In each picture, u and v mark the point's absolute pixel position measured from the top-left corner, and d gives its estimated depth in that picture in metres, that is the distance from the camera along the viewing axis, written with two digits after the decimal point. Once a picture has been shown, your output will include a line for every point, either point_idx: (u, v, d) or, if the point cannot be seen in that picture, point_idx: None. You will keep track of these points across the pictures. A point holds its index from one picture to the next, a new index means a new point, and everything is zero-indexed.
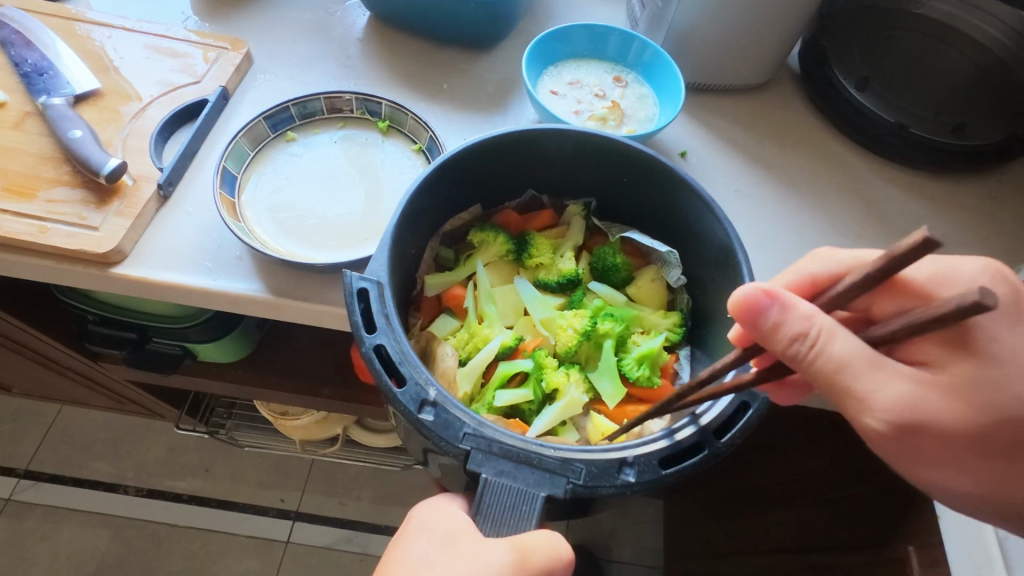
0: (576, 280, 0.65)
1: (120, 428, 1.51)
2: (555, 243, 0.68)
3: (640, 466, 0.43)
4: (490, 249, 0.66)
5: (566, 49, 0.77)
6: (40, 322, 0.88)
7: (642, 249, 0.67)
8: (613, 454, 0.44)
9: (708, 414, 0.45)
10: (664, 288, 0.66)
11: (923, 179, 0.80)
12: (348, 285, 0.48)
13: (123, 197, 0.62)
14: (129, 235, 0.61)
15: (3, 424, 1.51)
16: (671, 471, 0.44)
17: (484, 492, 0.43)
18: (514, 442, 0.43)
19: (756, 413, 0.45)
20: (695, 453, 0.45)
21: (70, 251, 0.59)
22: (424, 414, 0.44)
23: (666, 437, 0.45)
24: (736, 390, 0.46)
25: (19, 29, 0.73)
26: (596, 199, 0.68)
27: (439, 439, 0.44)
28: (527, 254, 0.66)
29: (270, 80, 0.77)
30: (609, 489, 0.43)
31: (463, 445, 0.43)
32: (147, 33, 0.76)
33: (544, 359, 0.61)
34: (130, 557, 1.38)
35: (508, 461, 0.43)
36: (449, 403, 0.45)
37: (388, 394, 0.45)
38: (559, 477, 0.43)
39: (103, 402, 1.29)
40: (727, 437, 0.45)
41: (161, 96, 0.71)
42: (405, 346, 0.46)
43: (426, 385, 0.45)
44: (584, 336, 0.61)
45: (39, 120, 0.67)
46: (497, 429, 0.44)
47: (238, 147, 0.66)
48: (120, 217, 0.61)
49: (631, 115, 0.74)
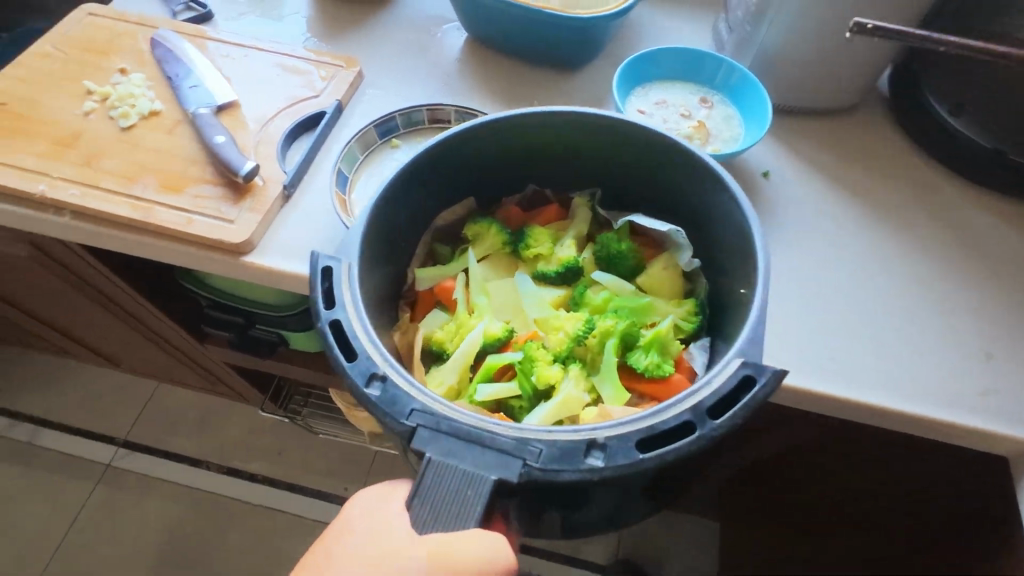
0: (575, 267, 0.70)
1: (207, 409, 1.65)
2: (554, 234, 0.74)
3: (618, 449, 0.46)
4: (484, 241, 0.74)
5: (655, 70, 0.80)
6: (161, 304, 1.00)
7: (654, 237, 0.73)
8: (583, 435, 0.47)
9: (697, 396, 0.48)
10: (676, 272, 0.70)
11: (1018, 207, 0.78)
12: (315, 263, 0.54)
13: (255, 196, 0.71)
14: (258, 228, 0.69)
15: (108, 396, 1.68)
16: (647, 455, 0.46)
17: (426, 469, 0.45)
18: (463, 422, 0.47)
19: (763, 389, 0.48)
20: (688, 430, 0.47)
21: (212, 241, 0.68)
22: (372, 387, 0.49)
23: (655, 414, 0.48)
24: (739, 362, 0.49)
25: (172, 48, 0.84)
26: (601, 189, 0.75)
27: (386, 413, 0.48)
28: (523, 245, 0.73)
29: (377, 94, 0.84)
30: (572, 473, 0.45)
31: (409, 421, 0.47)
32: (275, 53, 0.86)
33: (533, 352, 0.64)
34: (209, 528, 1.50)
35: (457, 440, 0.46)
36: (397, 379, 0.49)
37: (340, 368, 0.49)
38: (514, 459, 0.46)
39: (197, 382, 1.42)
40: (721, 419, 0.47)
41: (288, 108, 0.80)
42: (359, 322, 0.51)
43: (377, 361, 0.49)
44: (574, 338, 0.65)
45: (188, 127, 0.77)
46: (446, 409, 0.48)
47: (351, 152, 0.74)
48: (253, 213, 0.69)
49: (716, 134, 0.76)
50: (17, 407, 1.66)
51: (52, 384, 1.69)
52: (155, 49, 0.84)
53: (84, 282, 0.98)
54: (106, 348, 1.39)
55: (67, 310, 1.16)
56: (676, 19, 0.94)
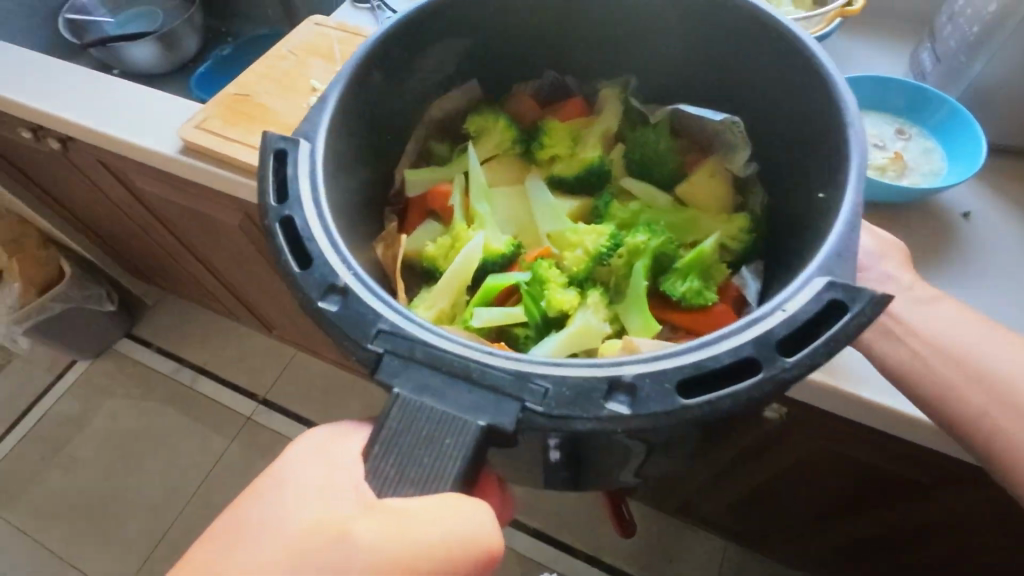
0: (594, 167, 0.81)
1: (334, 381, 1.82)
2: (570, 135, 0.84)
3: (653, 390, 0.44)
4: (489, 137, 0.84)
5: (850, 96, 0.77)
6: None
7: (692, 136, 0.82)
8: (605, 375, 0.45)
9: (750, 336, 0.46)
10: (721, 180, 0.80)
11: None
12: (269, 146, 0.54)
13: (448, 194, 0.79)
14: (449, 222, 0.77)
15: (254, 356, 1.90)
16: (689, 400, 0.44)
17: (393, 414, 0.45)
18: (439, 351, 0.47)
19: (850, 321, 0.45)
20: (751, 370, 0.45)
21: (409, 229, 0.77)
22: (330, 301, 0.48)
23: (707, 350, 0.46)
24: (827, 286, 0.46)
25: None
26: (632, 80, 0.84)
27: (348, 330, 0.47)
28: (542, 144, 0.83)
29: None
30: (588, 421, 0.44)
31: (377, 344, 0.47)
32: None
33: (548, 275, 0.72)
34: None
35: (435, 373, 0.46)
36: (357, 295, 0.48)
37: (294, 278, 0.49)
38: (513, 398, 0.45)
39: (335, 355, 1.57)
40: (793, 356, 0.45)
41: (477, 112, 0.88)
42: (311, 225, 0.51)
43: (335, 273, 0.49)
44: (596, 258, 0.73)
45: None
46: (417, 334, 0.47)
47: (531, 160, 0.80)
48: None
49: (914, 167, 0.73)
50: (183, 353, 1.93)
51: (212, 336, 1.95)
52: None
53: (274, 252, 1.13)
54: (266, 314, 1.57)
55: (249, 276, 1.33)
56: (861, 54, 0.92)
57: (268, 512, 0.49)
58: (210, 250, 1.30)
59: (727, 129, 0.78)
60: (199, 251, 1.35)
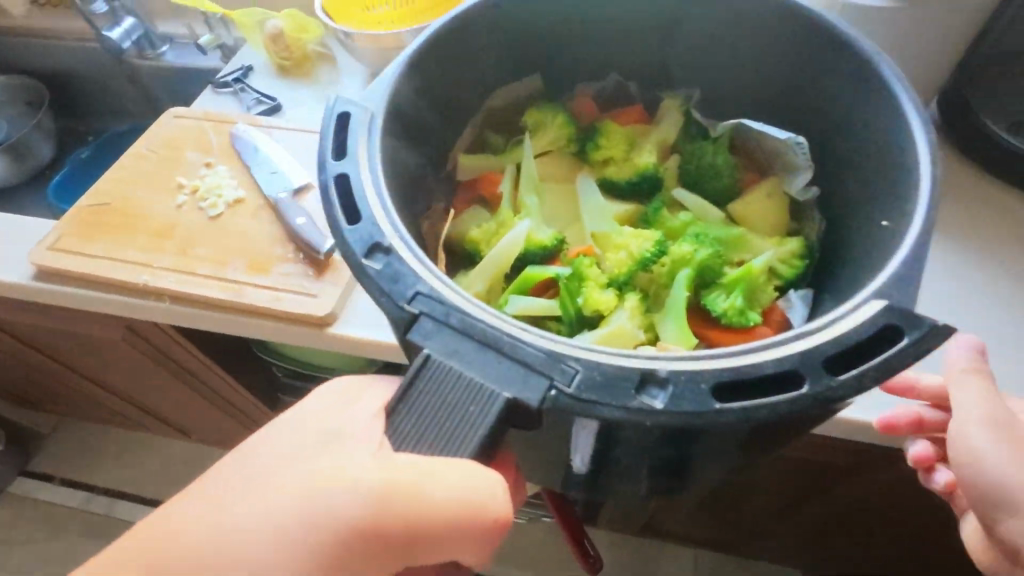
0: (646, 174, 0.80)
1: None
2: (627, 139, 0.83)
3: (688, 390, 0.44)
4: (547, 132, 0.84)
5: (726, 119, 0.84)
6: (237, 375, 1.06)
7: (763, 146, 0.79)
8: (636, 365, 0.44)
9: (796, 346, 0.46)
10: (786, 200, 0.78)
11: None
12: (333, 106, 0.57)
13: (334, 270, 0.75)
14: (340, 300, 0.73)
15: (178, 465, 1.73)
16: (728, 407, 0.43)
17: (416, 373, 0.45)
18: (478, 322, 0.47)
19: (891, 360, 0.44)
20: (795, 383, 0.44)
21: (298, 316, 0.72)
22: (374, 259, 0.49)
23: (754, 357, 0.45)
24: (880, 313, 0.46)
25: (249, 140, 0.91)
26: (696, 93, 0.85)
27: (381, 285, 0.48)
28: (597, 143, 0.82)
29: None
30: (615, 409, 0.43)
31: (412, 307, 0.47)
32: None
33: (584, 270, 0.71)
34: None
35: (467, 341, 0.46)
36: (401, 256, 0.49)
37: (339, 229, 0.50)
38: (544, 378, 0.44)
39: None
40: (841, 375, 0.44)
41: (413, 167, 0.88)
42: (366, 180, 0.53)
43: (383, 234, 0.50)
44: (639, 263, 0.71)
45: (268, 210, 0.82)
46: (456, 302, 0.47)
47: None
48: (334, 286, 0.74)
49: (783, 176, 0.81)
50: (96, 479, 1.73)
51: (126, 453, 1.76)
52: (233, 141, 0.92)
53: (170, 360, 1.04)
54: (180, 420, 1.43)
55: (155, 393, 1.22)
56: None
57: (236, 515, 0.49)
58: (101, 370, 1.19)
59: (791, 149, 0.75)
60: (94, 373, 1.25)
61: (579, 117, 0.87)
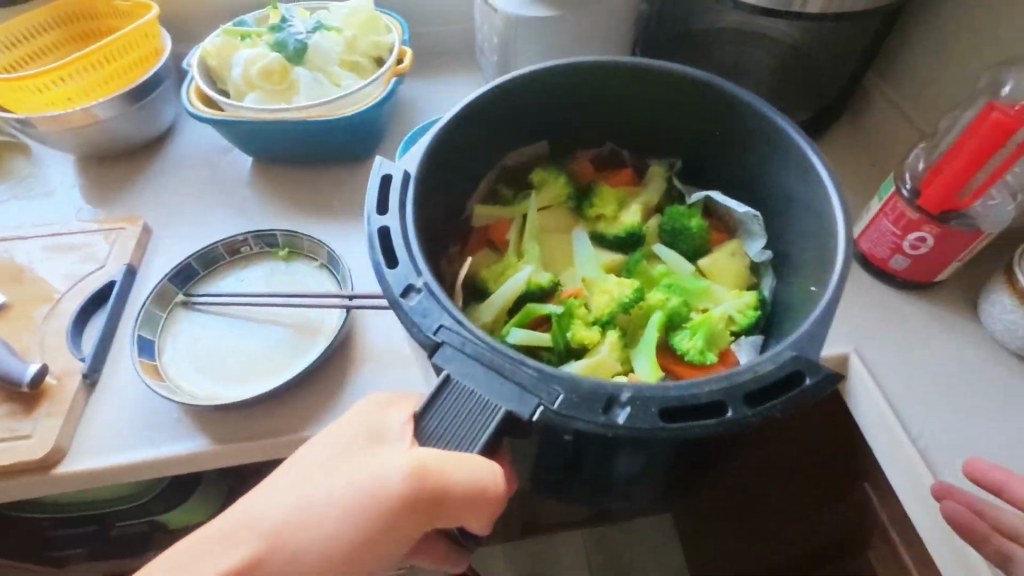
0: (636, 232, 0.73)
1: None
2: (622, 198, 0.78)
3: (643, 408, 0.42)
4: (552, 189, 0.78)
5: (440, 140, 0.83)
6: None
7: (726, 220, 0.76)
8: (613, 387, 0.43)
9: (729, 374, 0.44)
10: (745, 267, 0.72)
11: None
12: (378, 169, 0.56)
13: (51, 397, 0.64)
14: (63, 431, 0.62)
15: None
16: (670, 424, 0.42)
17: (443, 385, 0.44)
18: (495, 352, 0.45)
19: (800, 395, 0.44)
20: (718, 411, 0.43)
21: (8, 467, 0.61)
22: (408, 297, 0.48)
23: (692, 383, 0.44)
24: (792, 355, 0.45)
25: None
26: (682, 160, 0.79)
27: (411, 321, 0.47)
28: (592, 203, 0.77)
29: (172, 244, 0.80)
30: (586, 424, 0.42)
31: (436, 336, 0.46)
32: (43, 235, 0.79)
33: (575, 309, 0.65)
34: None
35: (479, 363, 0.44)
36: (434, 294, 0.48)
37: (380, 269, 0.49)
38: (531, 397, 0.43)
39: None
40: (759, 405, 0.43)
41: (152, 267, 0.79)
42: (408, 232, 0.52)
43: (418, 273, 0.49)
44: (619, 304, 0.66)
45: None
46: (477, 336, 0.46)
47: (149, 314, 0.69)
48: (51, 417, 0.63)
49: None
50: None
51: None
52: None
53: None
54: None
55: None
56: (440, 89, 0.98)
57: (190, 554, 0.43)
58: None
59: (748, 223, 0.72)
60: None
61: (578, 177, 0.81)
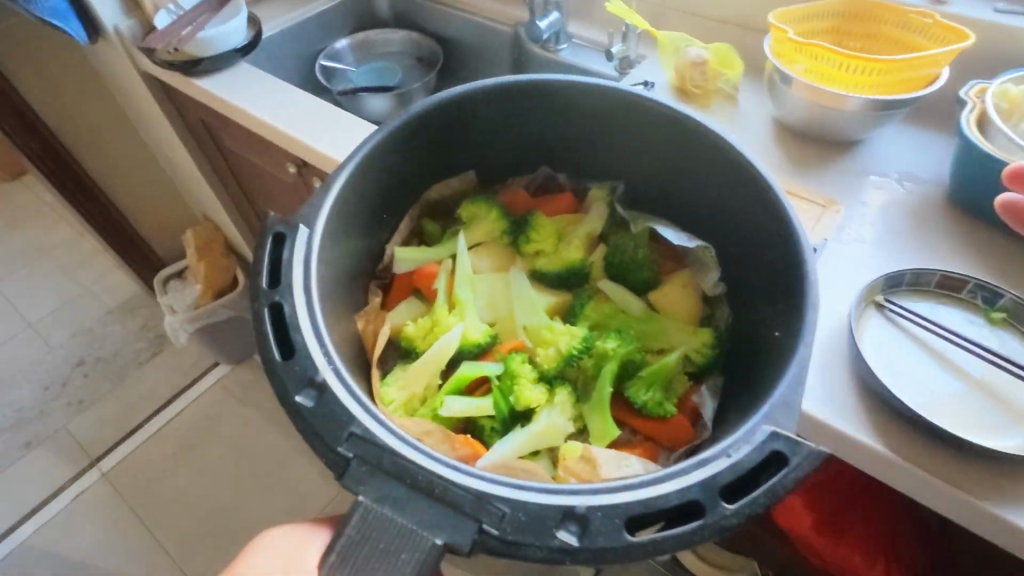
0: (580, 272, 0.45)
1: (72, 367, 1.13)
2: (563, 228, 0.47)
3: (607, 524, 0.25)
4: (482, 226, 0.46)
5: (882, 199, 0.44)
6: None
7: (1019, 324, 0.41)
8: (559, 495, 0.25)
9: (724, 450, 0.27)
10: (697, 298, 0.44)
11: None
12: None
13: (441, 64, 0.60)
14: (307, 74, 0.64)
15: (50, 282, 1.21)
16: (734, 508, 0.26)
17: (348, 518, 0.25)
18: (407, 452, 0.26)
19: (788, 482, 0.26)
20: (776, 471, 0.27)
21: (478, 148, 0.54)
22: (287, 386, 0.27)
23: (669, 474, 0.26)
24: (763, 434, 0.27)
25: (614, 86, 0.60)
26: None
27: (309, 438, 0.26)
28: (524, 237, 0.46)
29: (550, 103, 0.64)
30: (536, 551, 0.24)
31: (335, 451, 0.26)
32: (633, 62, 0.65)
33: (518, 366, 0.40)
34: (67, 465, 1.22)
35: (399, 482, 0.25)
36: (340, 383, 0.27)
37: (264, 362, 0.28)
38: (464, 520, 0.24)
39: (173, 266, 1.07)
40: (789, 466, 0.26)
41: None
42: (306, 250, 0.31)
43: (288, 271, 0.30)
44: (567, 359, 0.40)
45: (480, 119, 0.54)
46: (399, 431, 0.26)
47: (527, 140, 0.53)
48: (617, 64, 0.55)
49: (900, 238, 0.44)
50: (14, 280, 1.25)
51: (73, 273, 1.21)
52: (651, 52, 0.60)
53: (216, 152, 0.80)
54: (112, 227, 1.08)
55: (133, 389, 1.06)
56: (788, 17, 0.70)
57: None
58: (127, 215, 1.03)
59: None
60: (92, 216, 0.98)
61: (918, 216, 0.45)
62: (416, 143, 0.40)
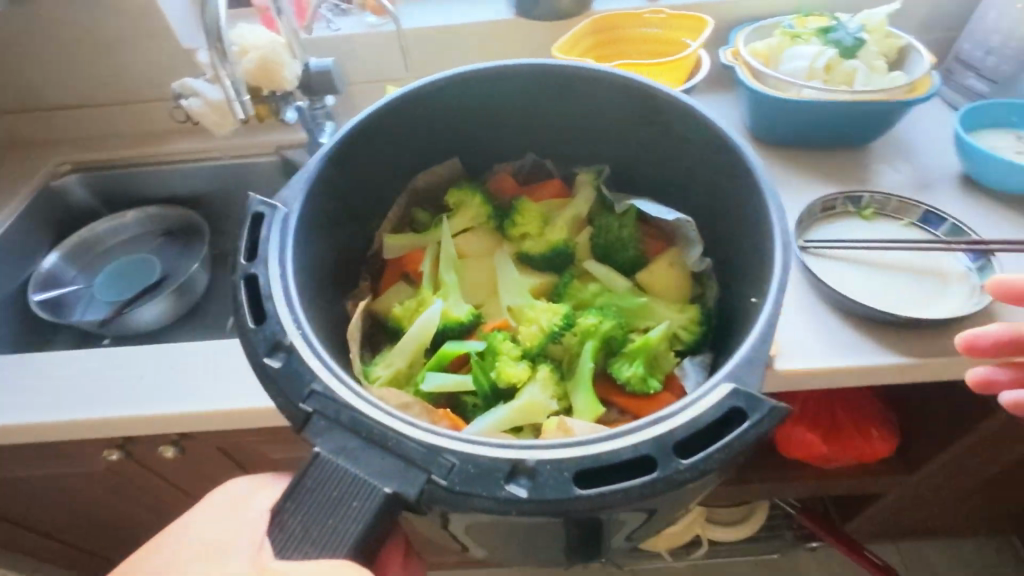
0: (566, 253, 0.45)
1: None
2: (549, 213, 0.47)
3: (555, 477, 0.25)
4: (467, 212, 0.47)
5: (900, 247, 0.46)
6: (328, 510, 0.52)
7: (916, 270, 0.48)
8: (508, 450, 0.25)
9: (684, 408, 0.26)
10: (685, 276, 0.44)
11: None
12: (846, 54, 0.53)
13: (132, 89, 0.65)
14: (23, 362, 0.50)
15: None
16: (691, 462, 0.25)
17: (305, 469, 0.25)
18: (367, 410, 0.26)
19: (748, 436, 0.25)
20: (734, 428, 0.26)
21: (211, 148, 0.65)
22: (261, 351, 0.28)
23: (626, 433, 0.26)
24: (724, 391, 0.26)
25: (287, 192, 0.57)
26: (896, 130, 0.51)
27: (276, 398, 0.28)
28: (509, 222, 0.46)
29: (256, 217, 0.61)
30: (484, 502, 0.24)
31: (299, 407, 0.27)
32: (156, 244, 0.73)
33: (500, 343, 0.40)
34: None
35: (356, 436, 0.26)
36: (309, 346, 0.29)
37: (238, 330, 0.29)
38: (415, 471, 0.25)
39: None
40: (750, 421, 0.26)
41: (223, 62, 0.49)
42: (284, 227, 0.33)
43: (267, 247, 0.32)
44: (550, 336, 0.40)
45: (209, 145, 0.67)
46: (360, 391, 0.27)
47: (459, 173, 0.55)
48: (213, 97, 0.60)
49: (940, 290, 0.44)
50: None
51: None
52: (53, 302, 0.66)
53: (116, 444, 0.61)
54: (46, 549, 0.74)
55: None
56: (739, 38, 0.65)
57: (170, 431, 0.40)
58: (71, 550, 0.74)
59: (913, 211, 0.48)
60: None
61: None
62: (394, 133, 0.41)
